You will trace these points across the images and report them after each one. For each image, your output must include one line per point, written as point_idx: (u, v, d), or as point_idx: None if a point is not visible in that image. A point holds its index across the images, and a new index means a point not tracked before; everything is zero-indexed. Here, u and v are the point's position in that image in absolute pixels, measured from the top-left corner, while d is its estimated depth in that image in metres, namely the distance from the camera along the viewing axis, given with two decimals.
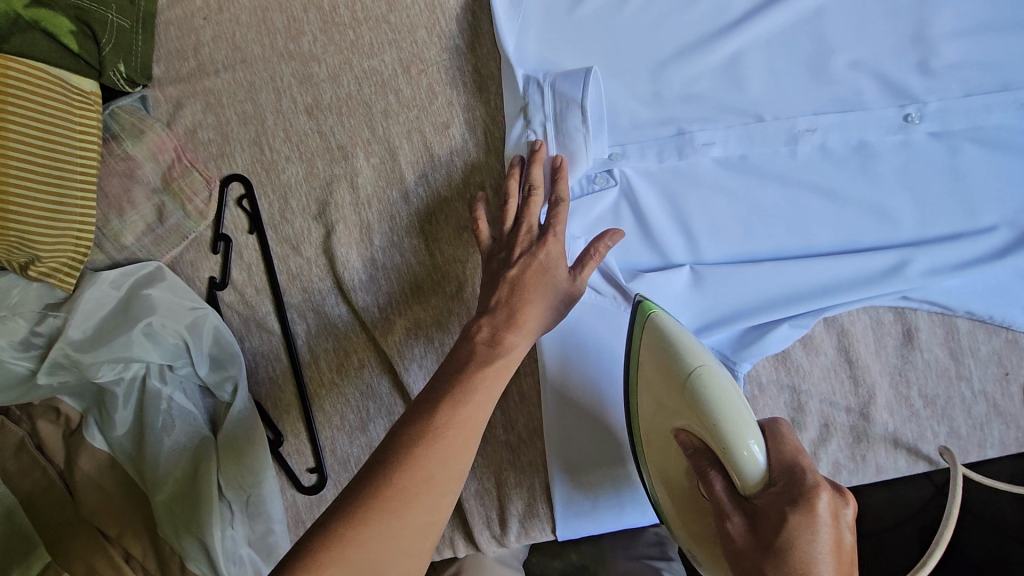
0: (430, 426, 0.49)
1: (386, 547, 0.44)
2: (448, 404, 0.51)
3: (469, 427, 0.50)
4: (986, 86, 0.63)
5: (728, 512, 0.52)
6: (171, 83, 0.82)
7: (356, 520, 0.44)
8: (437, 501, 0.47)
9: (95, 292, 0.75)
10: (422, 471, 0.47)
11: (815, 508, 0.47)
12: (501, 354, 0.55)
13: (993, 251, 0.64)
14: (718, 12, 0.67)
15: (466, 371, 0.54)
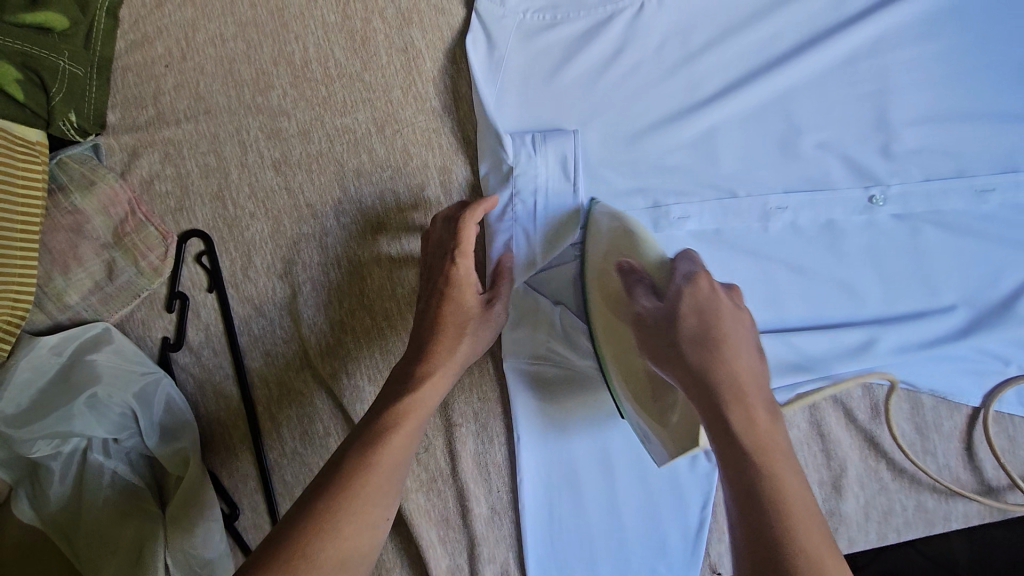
0: (344, 476, 0.51)
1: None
2: (357, 461, 0.52)
3: (382, 476, 0.52)
4: (943, 172, 0.66)
5: (669, 361, 0.47)
6: (127, 131, 0.77)
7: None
8: (346, 555, 0.48)
9: (33, 358, 0.69)
10: (333, 526, 0.48)
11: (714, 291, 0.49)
12: (419, 389, 0.58)
13: (954, 330, 0.67)
14: (693, 88, 0.69)
15: (381, 424, 0.55)
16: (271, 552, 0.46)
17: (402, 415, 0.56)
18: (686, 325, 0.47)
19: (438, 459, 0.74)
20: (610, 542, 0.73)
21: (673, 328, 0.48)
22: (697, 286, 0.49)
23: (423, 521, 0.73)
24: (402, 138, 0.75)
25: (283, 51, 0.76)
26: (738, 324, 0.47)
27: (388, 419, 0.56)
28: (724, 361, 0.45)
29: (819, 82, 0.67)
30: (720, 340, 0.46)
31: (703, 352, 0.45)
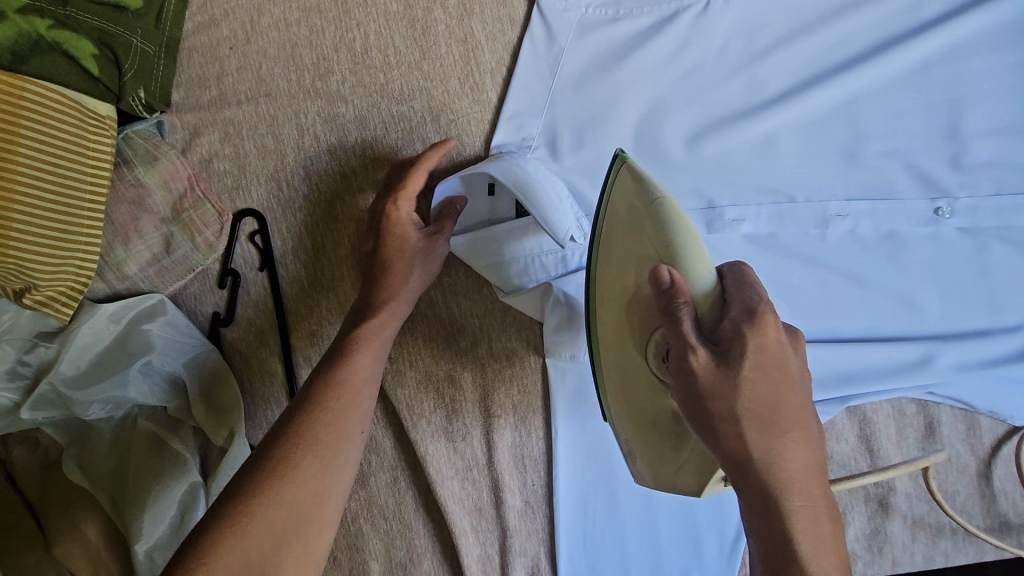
0: (312, 399, 0.57)
1: (282, 515, 0.48)
2: (323, 383, 0.58)
3: (349, 394, 0.58)
4: (1016, 186, 0.63)
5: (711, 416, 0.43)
6: (190, 110, 0.80)
7: (253, 492, 0.49)
8: (327, 462, 0.52)
9: (92, 325, 0.71)
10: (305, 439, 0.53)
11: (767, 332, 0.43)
12: (376, 315, 0.65)
13: (1019, 350, 0.64)
14: (755, 89, 0.68)
15: (342, 350, 0.62)
16: (255, 468, 0.51)
17: (364, 340, 0.62)
18: (751, 407, 0.43)
19: (475, 449, 0.74)
20: (643, 543, 0.72)
21: (733, 412, 0.43)
22: (766, 350, 0.43)
23: (456, 508, 0.73)
24: (456, 128, 0.75)
25: (344, 37, 0.77)
26: (786, 392, 0.44)
27: (344, 347, 0.62)
28: (793, 446, 0.43)
29: (887, 89, 0.65)
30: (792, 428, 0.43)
31: (769, 438, 0.43)
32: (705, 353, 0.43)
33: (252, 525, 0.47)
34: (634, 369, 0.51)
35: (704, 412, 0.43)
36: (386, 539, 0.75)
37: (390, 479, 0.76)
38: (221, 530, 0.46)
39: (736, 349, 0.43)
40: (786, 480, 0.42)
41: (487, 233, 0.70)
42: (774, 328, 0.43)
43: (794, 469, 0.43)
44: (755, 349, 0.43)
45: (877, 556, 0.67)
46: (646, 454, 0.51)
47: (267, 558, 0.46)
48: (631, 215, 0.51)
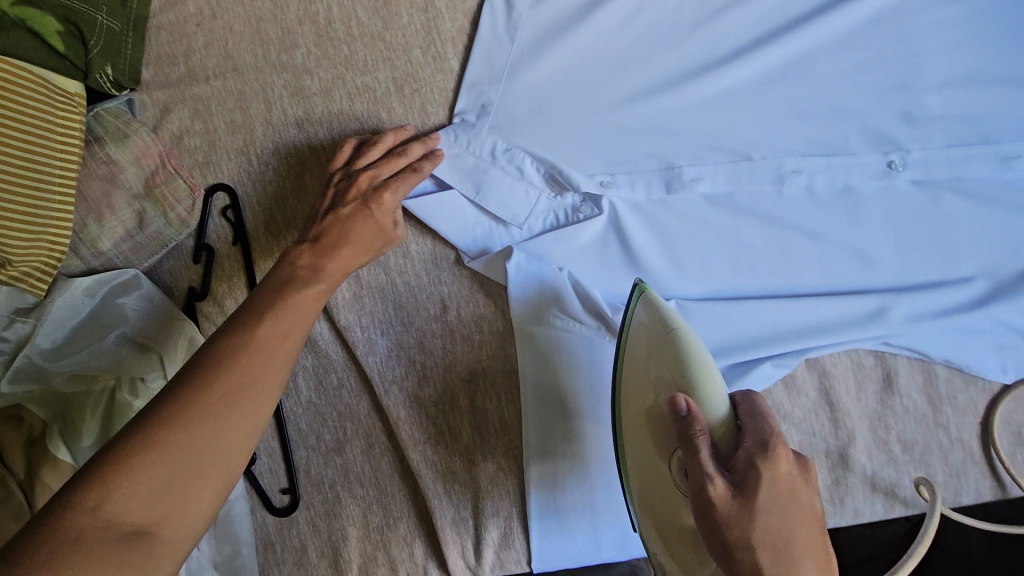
0: (250, 337, 0.52)
1: (199, 447, 0.47)
2: (259, 320, 0.54)
3: (287, 332, 0.54)
4: (967, 137, 0.64)
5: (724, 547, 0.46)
6: (160, 88, 0.81)
7: (170, 423, 0.46)
8: (253, 400, 0.50)
9: (67, 299, 0.73)
10: (235, 377, 0.50)
11: (779, 462, 0.47)
12: (321, 278, 0.60)
13: (970, 300, 0.65)
14: (710, 49, 0.68)
15: (287, 286, 0.58)
16: (174, 399, 0.48)
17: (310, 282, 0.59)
18: (767, 534, 0.45)
19: (447, 414, 0.76)
20: (612, 499, 0.73)
21: (748, 542, 0.45)
22: (784, 483, 0.46)
23: (430, 472, 0.75)
24: (420, 98, 0.76)
25: (308, 11, 0.78)
26: (804, 519, 0.46)
27: (289, 285, 0.58)
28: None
29: (841, 45, 0.66)
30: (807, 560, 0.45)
31: (784, 565, 0.45)
32: (722, 482, 0.47)
33: (167, 456, 0.45)
34: (688, 546, 0.54)
35: (716, 536, 0.46)
36: (361, 503, 0.77)
37: (365, 445, 0.78)
38: (130, 460, 0.45)
39: (750, 478, 0.46)
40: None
41: (455, 199, 0.74)
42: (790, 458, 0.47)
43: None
44: (768, 480, 0.46)
45: (838, 506, 0.69)
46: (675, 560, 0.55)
47: (179, 493, 0.46)
48: (643, 381, 0.59)
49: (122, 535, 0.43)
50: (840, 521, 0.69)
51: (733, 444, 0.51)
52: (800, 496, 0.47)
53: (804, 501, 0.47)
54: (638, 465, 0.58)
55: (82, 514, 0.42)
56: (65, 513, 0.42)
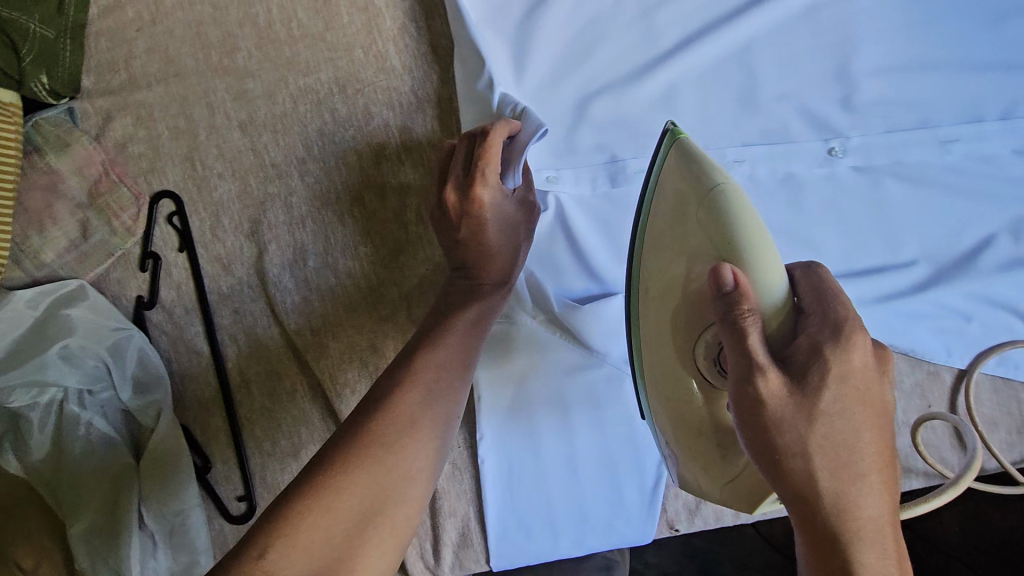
0: (412, 377, 0.54)
1: (371, 495, 0.47)
2: (419, 370, 0.55)
3: (445, 380, 0.55)
4: (906, 123, 0.64)
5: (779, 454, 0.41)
6: (102, 96, 0.79)
7: (339, 471, 0.47)
8: (417, 450, 0.51)
9: (8, 312, 0.72)
10: (402, 419, 0.51)
11: (851, 356, 0.41)
12: (481, 299, 0.60)
13: (912, 285, 0.65)
14: (650, 40, 0.68)
15: (442, 326, 0.59)
16: (343, 447, 0.49)
17: (462, 322, 0.59)
18: (826, 440, 0.41)
19: None
20: (568, 496, 0.73)
21: (803, 447, 0.41)
22: (856, 376, 0.41)
23: None
24: (457, 115, 0.76)
25: (248, 13, 0.77)
26: (878, 454, 0.42)
27: (444, 327, 0.58)
28: (871, 491, 0.41)
29: (779, 34, 0.66)
30: (879, 525, 0.41)
31: (844, 481, 0.41)
32: (777, 376, 0.41)
33: (338, 507, 0.46)
34: (687, 393, 0.49)
35: (770, 443, 0.41)
36: None
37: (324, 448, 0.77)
38: (311, 505, 0.45)
39: (815, 373, 0.41)
40: (861, 530, 0.40)
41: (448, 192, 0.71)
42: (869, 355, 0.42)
43: (873, 515, 0.41)
44: (841, 381, 0.41)
45: None
46: (691, 458, 0.50)
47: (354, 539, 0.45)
48: (673, 194, 0.49)
49: None
50: None
51: (791, 330, 0.45)
52: (871, 404, 0.42)
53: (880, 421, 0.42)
54: (659, 352, 0.51)
55: (248, 567, 0.42)
56: (242, 558, 0.42)
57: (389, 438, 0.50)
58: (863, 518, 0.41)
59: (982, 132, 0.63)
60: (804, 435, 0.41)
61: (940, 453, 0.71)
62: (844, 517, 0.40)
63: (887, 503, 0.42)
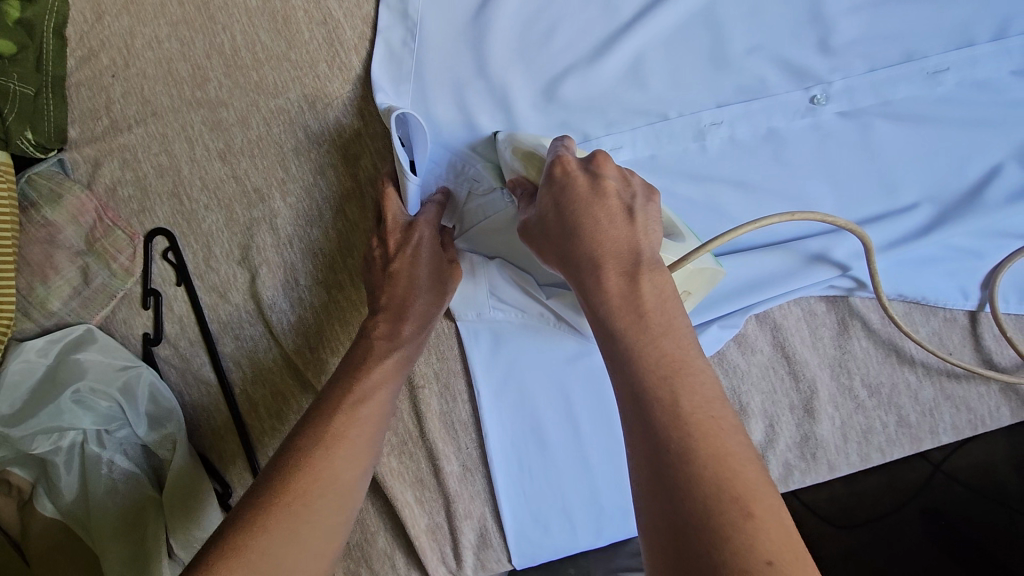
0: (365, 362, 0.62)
1: (321, 466, 0.54)
2: (305, 444, 0.55)
3: (356, 413, 0.58)
4: (891, 59, 0.60)
5: (545, 257, 0.49)
6: (88, 143, 0.81)
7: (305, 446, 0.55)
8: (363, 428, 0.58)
9: (22, 363, 0.75)
10: (359, 400, 0.59)
11: (553, 171, 0.49)
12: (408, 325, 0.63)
13: (917, 228, 0.63)
14: (610, 12, 0.65)
15: (339, 403, 0.58)
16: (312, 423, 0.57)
17: (352, 432, 0.57)
18: (548, 224, 0.48)
19: (406, 423, 0.74)
20: (582, 485, 0.72)
21: (543, 241, 0.49)
22: (566, 182, 0.48)
23: (397, 483, 0.74)
24: None
25: (214, 43, 0.78)
26: (594, 221, 0.46)
27: (326, 436, 0.56)
28: (586, 237, 0.45)
29: None
30: (601, 259, 0.44)
31: (562, 244, 0.47)
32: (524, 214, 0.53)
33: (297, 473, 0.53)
34: None
35: (532, 242, 0.51)
36: None
37: None
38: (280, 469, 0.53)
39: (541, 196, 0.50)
40: (588, 261, 0.45)
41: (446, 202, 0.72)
42: (573, 164, 0.49)
43: (595, 250, 0.45)
44: (558, 190, 0.48)
45: (811, 463, 0.67)
46: None
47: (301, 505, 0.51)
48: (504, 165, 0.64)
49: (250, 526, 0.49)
50: (815, 478, 0.67)
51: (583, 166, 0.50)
52: (584, 184, 0.47)
53: (599, 202, 0.46)
54: None
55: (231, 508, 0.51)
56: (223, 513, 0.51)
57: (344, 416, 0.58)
58: (583, 259, 0.45)
59: (974, 56, 0.59)
60: (539, 226, 0.49)
61: (970, 404, 0.66)
62: (574, 263, 0.46)
63: (613, 249, 0.45)
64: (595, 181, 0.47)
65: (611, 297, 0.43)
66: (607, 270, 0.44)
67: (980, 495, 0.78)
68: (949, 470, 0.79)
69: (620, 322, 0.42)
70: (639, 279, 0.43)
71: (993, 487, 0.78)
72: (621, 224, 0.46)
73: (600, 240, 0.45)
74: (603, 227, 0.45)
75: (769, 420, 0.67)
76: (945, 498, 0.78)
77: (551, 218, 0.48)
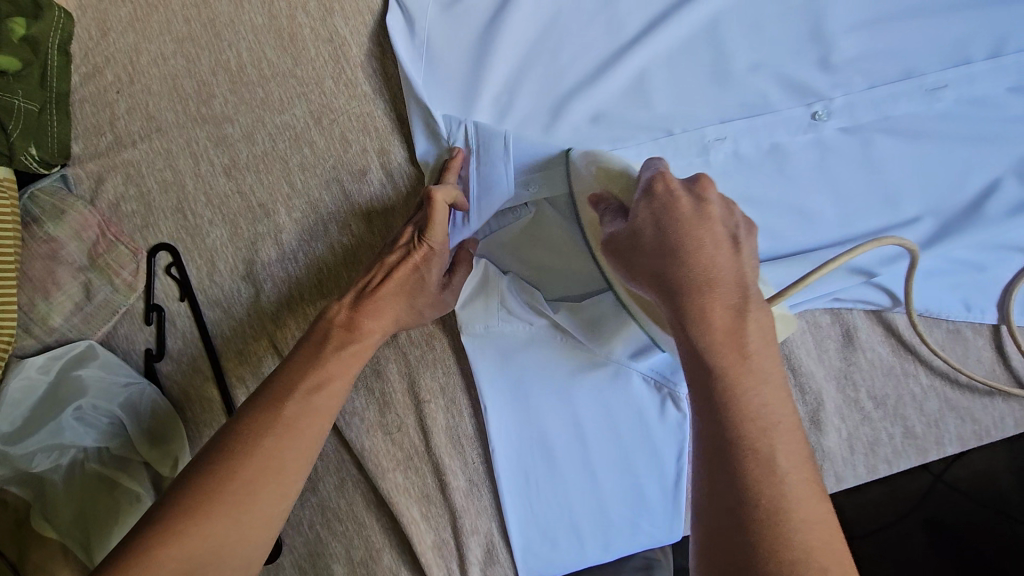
0: (329, 339, 0.60)
1: (279, 445, 0.53)
2: (262, 421, 0.54)
3: (311, 393, 0.56)
4: (889, 76, 0.62)
5: (637, 275, 0.48)
6: (91, 159, 0.81)
7: (259, 427, 0.54)
8: (322, 405, 0.56)
9: (22, 379, 0.73)
10: (320, 380, 0.57)
11: (655, 190, 0.49)
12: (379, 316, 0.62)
13: (920, 241, 0.64)
14: (614, 30, 0.67)
15: (302, 385, 0.57)
16: (270, 397, 0.56)
17: (304, 421, 0.55)
18: (646, 240, 0.47)
19: (412, 437, 0.74)
20: (587, 496, 0.72)
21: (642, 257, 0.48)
22: (668, 199, 0.47)
23: (403, 499, 0.73)
24: None
25: (219, 60, 0.79)
26: (701, 243, 0.45)
27: (278, 423, 0.54)
28: (696, 262, 0.45)
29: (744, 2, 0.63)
30: (705, 288, 0.44)
31: (665, 266, 0.46)
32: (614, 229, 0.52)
33: (250, 454, 0.52)
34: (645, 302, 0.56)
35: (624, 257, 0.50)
36: (342, 541, 0.75)
37: (338, 480, 0.76)
38: (234, 449, 0.52)
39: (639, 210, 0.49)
40: (691, 285, 0.44)
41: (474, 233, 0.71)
42: (675, 182, 0.48)
43: (709, 273, 0.44)
44: (660, 206, 0.47)
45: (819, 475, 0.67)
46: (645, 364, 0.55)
47: (253, 486, 0.51)
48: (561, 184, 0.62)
49: (193, 515, 0.48)
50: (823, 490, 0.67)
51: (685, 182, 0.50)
52: (689, 208, 0.47)
53: (703, 225, 0.46)
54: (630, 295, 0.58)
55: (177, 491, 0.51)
56: (165, 499, 0.50)
57: (304, 396, 0.56)
58: (693, 282, 0.44)
59: (972, 73, 0.60)
60: (636, 239, 0.48)
61: (975, 415, 0.67)
62: (678, 281, 0.45)
63: (711, 273, 0.44)
64: (701, 203, 0.47)
65: (717, 329, 0.43)
66: (714, 300, 0.44)
67: (983, 503, 0.78)
68: (951, 481, 0.79)
69: (723, 358, 0.42)
70: (748, 317, 0.43)
71: (995, 496, 0.78)
72: (725, 251, 0.46)
73: (700, 269, 0.45)
74: (705, 250, 0.45)
75: None
76: (948, 509, 0.79)
77: (648, 235, 0.47)
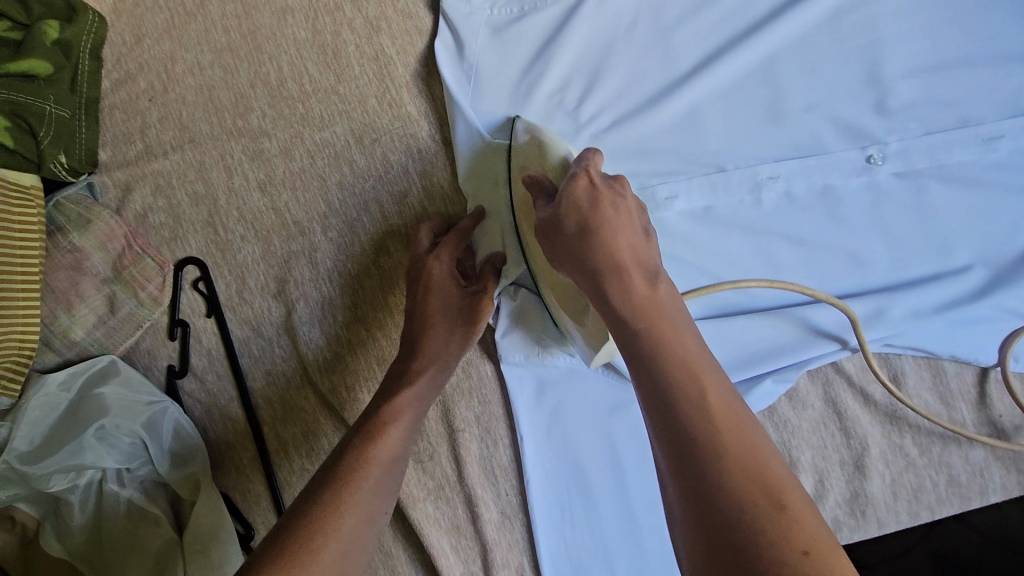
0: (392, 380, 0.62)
1: (354, 469, 0.52)
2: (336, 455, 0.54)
3: (381, 423, 0.57)
4: (945, 123, 0.62)
5: (542, 230, 0.54)
6: (119, 167, 0.79)
7: (335, 459, 0.53)
8: (394, 433, 0.56)
9: (42, 396, 0.71)
10: (387, 412, 0.58)
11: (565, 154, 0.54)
12: (430, 357, 0.62)
13: (971, 291, 0.64)
14: (668, 63, 0.66)
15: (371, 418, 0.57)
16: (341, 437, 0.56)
17: (379, 449, 0.54)
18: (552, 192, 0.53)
19: (444, 467, 0.72)
20: (624, 534, 0.70)
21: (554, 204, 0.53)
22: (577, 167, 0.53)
23: (433, 530, 0.71)
24: None
25: (259, 73, 0.77)
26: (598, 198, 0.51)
27: (352, 452, 0.53)
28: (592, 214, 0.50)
29: (800, 44, 0.63)
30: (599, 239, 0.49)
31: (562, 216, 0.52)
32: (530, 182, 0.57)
33: (327, 479, 0.51)
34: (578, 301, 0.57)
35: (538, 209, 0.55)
36: (367, 570, 0.73)
37: None
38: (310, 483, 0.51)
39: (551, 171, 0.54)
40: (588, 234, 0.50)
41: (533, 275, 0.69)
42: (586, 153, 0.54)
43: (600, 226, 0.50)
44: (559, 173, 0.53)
45: (860, 520, 0.67)
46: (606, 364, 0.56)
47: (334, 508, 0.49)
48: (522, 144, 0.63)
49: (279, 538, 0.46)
50: (863, 535, 0.68)
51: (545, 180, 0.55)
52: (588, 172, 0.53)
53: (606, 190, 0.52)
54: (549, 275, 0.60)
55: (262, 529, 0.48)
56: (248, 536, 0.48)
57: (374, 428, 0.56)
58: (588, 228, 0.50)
59: None
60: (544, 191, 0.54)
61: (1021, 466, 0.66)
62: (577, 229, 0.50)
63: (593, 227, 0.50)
64: (605, 172, 0.52)
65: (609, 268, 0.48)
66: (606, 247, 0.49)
67: None
68: None
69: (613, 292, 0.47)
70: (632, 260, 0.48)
71: None
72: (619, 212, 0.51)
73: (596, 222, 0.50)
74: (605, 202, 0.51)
75: (820, 475, 0.68)
76: None
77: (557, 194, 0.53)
